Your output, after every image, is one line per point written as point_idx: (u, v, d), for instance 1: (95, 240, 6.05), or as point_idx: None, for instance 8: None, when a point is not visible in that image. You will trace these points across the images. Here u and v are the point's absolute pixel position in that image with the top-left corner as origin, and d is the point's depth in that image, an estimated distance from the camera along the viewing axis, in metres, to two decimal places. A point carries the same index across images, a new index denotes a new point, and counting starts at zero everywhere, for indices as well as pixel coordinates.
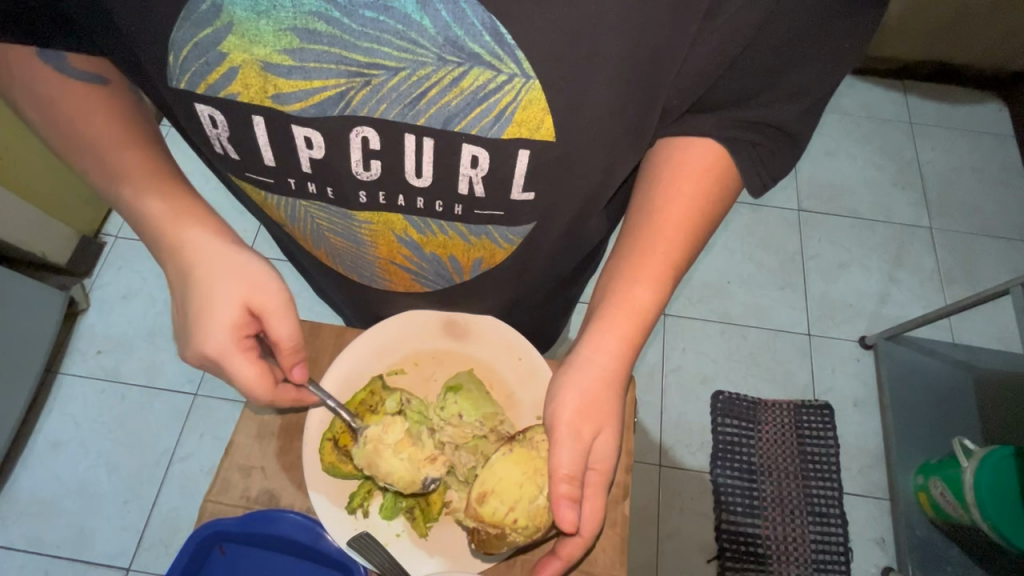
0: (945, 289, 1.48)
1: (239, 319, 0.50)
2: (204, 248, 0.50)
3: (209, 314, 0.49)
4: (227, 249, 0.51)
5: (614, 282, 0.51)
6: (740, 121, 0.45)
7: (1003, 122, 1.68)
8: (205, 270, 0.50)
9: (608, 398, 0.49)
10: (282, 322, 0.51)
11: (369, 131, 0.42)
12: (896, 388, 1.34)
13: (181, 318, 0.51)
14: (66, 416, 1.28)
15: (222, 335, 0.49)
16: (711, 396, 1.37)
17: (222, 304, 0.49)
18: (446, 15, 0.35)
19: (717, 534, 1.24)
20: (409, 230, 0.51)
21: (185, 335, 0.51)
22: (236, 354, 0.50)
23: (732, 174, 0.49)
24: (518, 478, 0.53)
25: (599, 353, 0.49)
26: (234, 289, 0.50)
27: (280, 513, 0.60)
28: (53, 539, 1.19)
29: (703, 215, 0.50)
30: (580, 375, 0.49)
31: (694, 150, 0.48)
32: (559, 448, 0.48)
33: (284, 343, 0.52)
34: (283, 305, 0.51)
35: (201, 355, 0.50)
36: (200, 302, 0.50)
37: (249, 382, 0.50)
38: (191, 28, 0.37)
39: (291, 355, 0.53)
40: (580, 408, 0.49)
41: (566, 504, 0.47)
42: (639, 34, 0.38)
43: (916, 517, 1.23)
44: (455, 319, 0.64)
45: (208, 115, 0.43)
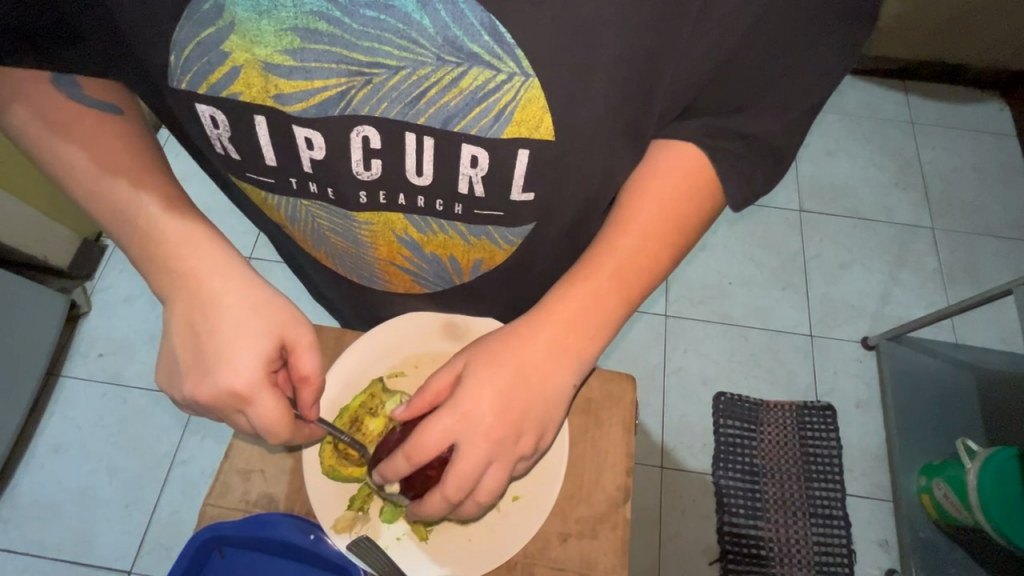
0: (946, 288, 1.48)
1: (267, 352, 0.45)
2: (221, 278, 0.46)
3: (234, 345, 0.44)
4: (246, 279, 0.47)
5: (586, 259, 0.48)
6: (724, 129, 0.44)
7: (1004, 122, 1.68)
8: (229, 301, 0.45)
9: (534, 355, 0.46)
10: (307, 356, 0.47)
11: (370, 130, 0.42)
12: (898, 388, 1.33)
13: (187, 354, 0.45)
14: (67, 419, 1.28)
15: (249, 373, 0.44)
16: (713, 397, 1.36)
17: (251, 335, 0.45)
18: (446, 16, 0.35)
19: (719, 536, 1.24)
20: (410, 230, 0.51)
21: (195, 370, 0.44)
22: (263, 389, 0.44)
23: (714, 186, 0.46)
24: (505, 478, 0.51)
25: (557, 308, 0.46)
26: (261, 321, 0.46)
27: (283, 516, 0.60)
28: (54, 543, 1.19)
29: (684, 215, 0.47)
30: (531, 319, 0.47)
31: (676, 154, 0.46)
32: (468, 379, 0.45)
33: (310, 377, 0.47)
34: (311, 338, 0.48)
35: (218, 392, 0.44)
36: (218, 334, 0.45)
37: (278, 419, 0.45)
38: (193, 28, 0.37)
39: (310, 391, 0.48)
40: (508, 350, 0.46)
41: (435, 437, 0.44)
42: (640, 34, 0.38)
43: (919, 519, 1.22)
44: (455, 321, 0.64)
45: (209, 115, 0.43)
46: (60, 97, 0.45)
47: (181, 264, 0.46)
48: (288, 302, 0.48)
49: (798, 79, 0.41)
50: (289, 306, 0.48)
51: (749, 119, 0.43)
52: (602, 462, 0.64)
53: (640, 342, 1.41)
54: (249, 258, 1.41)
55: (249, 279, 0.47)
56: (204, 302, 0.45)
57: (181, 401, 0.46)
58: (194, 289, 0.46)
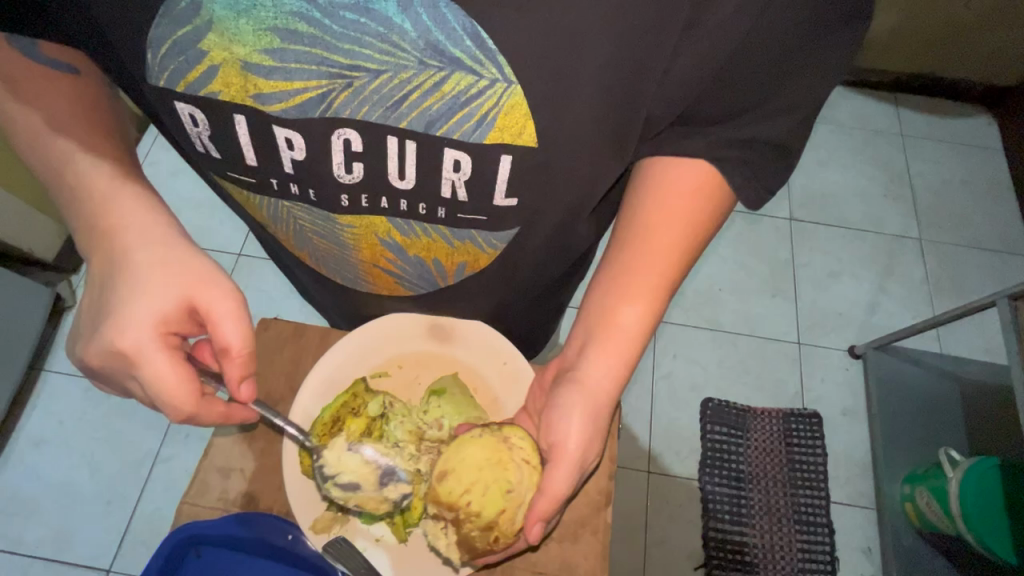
0: (933, 299, 1.49)
1: (166, 313, 0.45)
2: (138, 240, 0.46)
3: (130, 306, 0.44)
4: (170, 245, 0.47)
5: (591, 310, 0.52)
6: (728, 141, 0.45)
7: (992, 135, 1.70)
8: (141, 266, 0.45)
9: (598, 421, 0.50)
10: (230, 325, 0.47)
11: (351, 133, 0.42)
12: (884, 397, 1.34)
13: (95, 319, 0.46)
14: (49, 414, 1.27)
15: (145, 330, 0.44)
16: (702, 403, 1.37)
17: (152, 300, 0.45)
18: (427, 20, 0.35)
19: (704, 543, 1.24)
20: (393, 232, 0.51)
21: (96, 333, 0.45)
22: (159, 351, 0.44)
23: (726, 191, 0.49)
24: (479, 462, 0.53)
25: (602, 377, 0.50)
26: (169, 286, 0.45)
27: (235, 514, 0.60)
28: (32, 540, 1.18)
29: (693, 233, 0.50)
30: (584, 399, 0.50)
31: (682, 171, 0.48)
32: (551, 473, 0.49)
33: (226, 348, 0.47)
34: (229, 308, 0.47)
35: (113, 351, 0.44)
36: (122, 298, 0.45)
37: (173, 384, 0.44)
38: (171, 25, 0.37)
39: (236, 365, 0.47)
40: (579, 437, 0.49)
41: (538, 525, 0.49)
42: (621, 43, 0.38)
43: (901, 527, 1.23)
44: (441, 322, 0.64)
45: (188, 113, 0.43)
46: (45, 85, 0.46)
47: (107, 227, 0.47)
48: (216, 269, 0.48)
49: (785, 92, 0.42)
50: (211, 272, 0.48)
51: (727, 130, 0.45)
52: None
53: None
54: (238, 255, 1.40)
55: (176, 247, 0.47)
56: (115, 265, 0.46)
57: (92, 368, 0.47)
58: (111, 250, 0.46)
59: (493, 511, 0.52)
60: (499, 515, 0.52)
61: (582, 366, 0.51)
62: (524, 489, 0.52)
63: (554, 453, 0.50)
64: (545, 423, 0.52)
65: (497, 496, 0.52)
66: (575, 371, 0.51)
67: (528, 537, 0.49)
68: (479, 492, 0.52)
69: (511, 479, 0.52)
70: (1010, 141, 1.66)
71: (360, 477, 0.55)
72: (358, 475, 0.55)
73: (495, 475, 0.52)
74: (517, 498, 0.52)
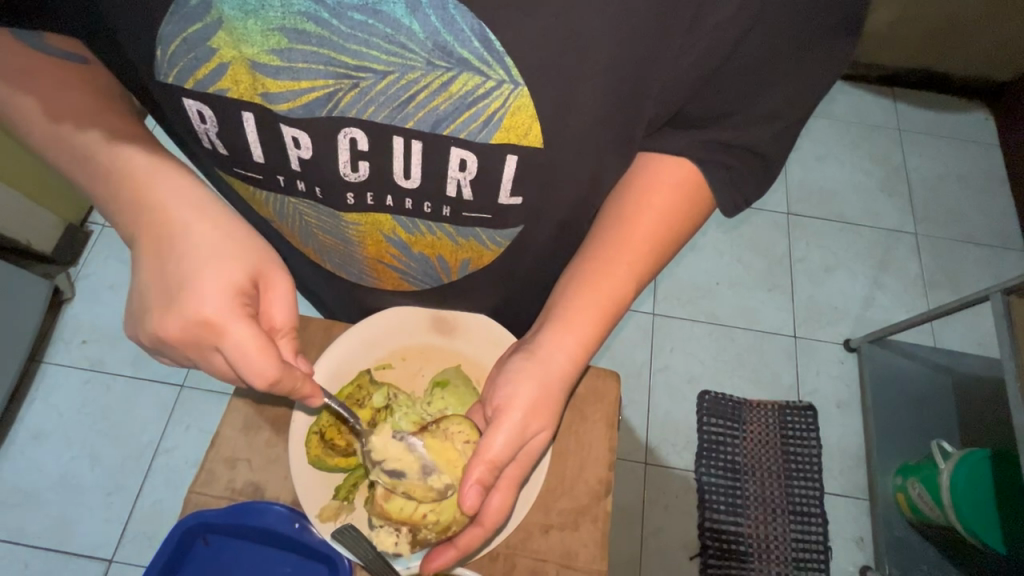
0: (928, 293, 1.50)
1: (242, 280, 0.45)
2: (207, 208, 0.46)
3: (203, 272, 0.44)
4: (230, 218, 0.47)
5: (553, 289, 0.54)
6: (709, 143, 0.47)
7: (989, 131, 1.70)
8: (211, 233, 0.45)
9: (548, 393, 0.50)
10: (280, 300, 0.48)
11: (357, 131, 0.42)
12: (877, 390, 1.36)
13: (163, 288, 0.44)
14: (50, 406, 1.28)
15: (223, 300, 0.44)
16: (699, 395, 1.39)
17: (227, 270, 0.44)
18: (436, 21, 0.35)
19: (700, 532, 1.26)
20: (398, 230, 0.51)
21: (164, 305, 0.43)
22: (237, 318, 0.43)
23: (705, 192, 0.50)
24: (425, 473, 0.52)
25: (554, 350, 0.51)
26: (239, 256, 0.46)
27: (225, 508, 0.60)
28: (34, 530, 1.19)
29: (674, 229, 0.51)
30: (534, 368, 0.50)
31: (665, 170, 0.49)
32: (494, 436, 0.48)
33: (281, 325, 0.48)
34: (287, 286, 0.48)
35: (187, 318, 0.43)
36: (191, 266, 0.44)
37: (256, 351, 0.43)
38: (180, 24, 0.37)
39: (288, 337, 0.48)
40: (524, 401, 0.49)
41: (473, 488, 0.47)
42: (627, 45, 0.38)
43: (893, 517, 1.25)
44: (443, 316, 0.65)
45: (196, 109, 0.43)
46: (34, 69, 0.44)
47: (174, 190, 0.46)
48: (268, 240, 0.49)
49: (783, 92, 0.43)
50: (270, 253, 0.49)
51: (726, 131, 0.45)
52: (586, 457, 0.66)
53: (628, 341, 1.43)
54: None
55: (239, 222, 0.48)
56: (174, 231, 0.45)
57: (152, 343, 0.45)
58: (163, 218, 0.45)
59: (450, 514, 0.53)
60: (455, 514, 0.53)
61: (535, 340, 0.52)
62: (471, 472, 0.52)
63: (499, 415, 0.49)
64: (492, 391, 0.52)
65: (452, 501, 0.53)
66: (528, 344, 0.52)
67: (463, 501, 0.47)
68: (431, 503, 0.53)
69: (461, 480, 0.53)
70: (1006, 136, 1.67)
71: (403, 464, 0.52)
72: (399, 462, 0.52)
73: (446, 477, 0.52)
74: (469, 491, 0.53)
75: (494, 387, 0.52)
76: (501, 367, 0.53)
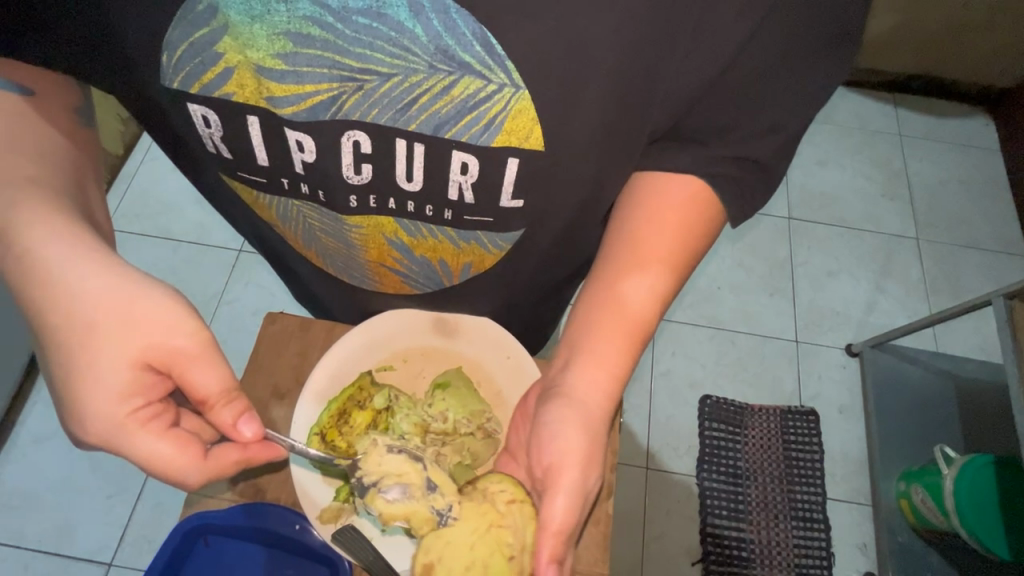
0: (930, 298, 1.50)
1: (128, 376, 0.42)
2: (90, 301, 0.42)
3: (88, 379, 0.42)
4: (122, 300, 0.42)
5: (576, 325, 0.53)
6: (715, 158, 0.47)
7: (990, 136, 1.71)
8: (98, 331, 0.42)
9: (594, 438, 0.49)
10: (201, 371, 0.45)
11: (360, 134, 0.43)
12: (880, 395, 1.36)
13: (62, 394, 0.43)
14: (52, 408, 1.28)
15: (114, 411, 0.42)
16: (700, 400, 1.38)
17: (106, 372, 0.42)
18: (438, 25, 0.36)
19: (702, 538, 1.25)
20: (400, 233, 0.51)
21: (71, 413, 0.43)
22: (139, 430, 0.43)
23: (714, 206, 0.50)
24: (468, 539, 0.50)
25: (592, 390, 0.50)
26: (124, 353, 0.42)
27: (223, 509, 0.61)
28: (35, 533, 1.19)
29: (687, 246, 0.51)
30: (576, 417, 0.49)
31: (674, 185, 0.50)
32: (551, 503, 0.47)
33: (209, 397, 0.46)
34: (192, 351, 0.45)
35: (95, 438, 0.43)
36: (74, 372, 0.42)
37: (171, 458, 0.44)
38: (186, 29, 0.38)
39: (221, 405, 0.47)
40: (574, 455, 0.48)
41: (549, 569, 0.46)
42: (628, 50, 0.39)
43: (896, 523, 1.25)
44: (445, 318, 0.65)
45: (201, 114, 0.44)
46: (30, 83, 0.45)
47: (55, 289, 0.42)
48: (154, 297, 0.44)
49: (783, 96, 0.43)
50: (173, 321, 0.44)
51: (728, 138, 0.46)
52: None
53: None
54: (240, 253, 1.43)
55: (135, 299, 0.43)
56: (48, 333, 0.42)
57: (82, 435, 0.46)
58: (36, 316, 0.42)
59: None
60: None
61: (568, 384, 0.51)
62: (521, 537, 0.49)
63: (551, 476, 0.48)
64: (536, 450, 0.50)
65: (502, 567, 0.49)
66: (561, 388, 0.51)
67: None
68: (478, 572, 0.49)
69: (506, 542, 0.49)
70: (1008, 141, 1.67)
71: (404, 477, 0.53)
72: (399, 475, 0.53)
73: (488, 541, 0.50)
74: (518, 558, 0.49)
75: (535, 442, 0.50)
76: (535, 418, 0.52)
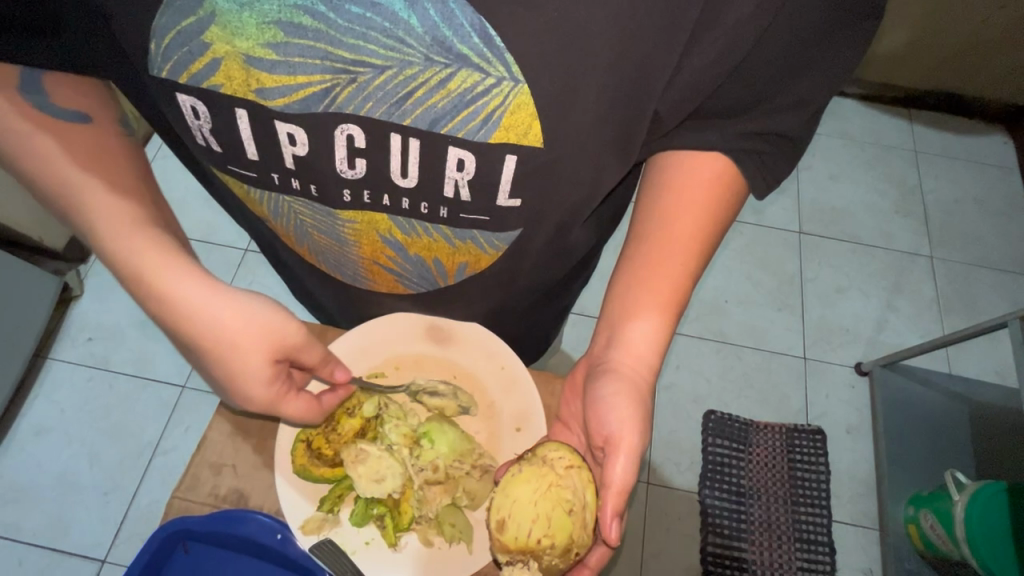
0: (943, 318, 1.47)
1: (268, 370, 0.48)
2: (217, 316, 0.45)
3: (238, 376, 0.48)
4: (206, 286, 0.45)
5: (612, 305, 0.51)
6: (741, 133, 0.45)
7: (1008, 154, 1.67)
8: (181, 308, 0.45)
9: (647, 408, 0.49)
10: (309, 350, 0.51)
11: (355, 127, 0.41)
12: (889, 415, 1.32)
13: (211, 380, 0.51)
14: (52, 403, 1.27)
15: (265, 395, 0.49)
16: (704, 414, 1.35)
17: (253, 372, 0.47)
18: (434, 15, 0.35)
19: (703, 557, 1.22)
20: (394, 232, 0.50)
21: (222, 390, 0.51)
22: (281, 400, 0.51)
23: (738, 181, 0.48)
24: (533, 497, 0.54)
25: (635, 360, 0.49)
26: (262, 354, 0.47)
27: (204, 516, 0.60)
28: (30, 527, 1.18)
29: (714, 221, 0.49)
30: (627, 387, 0.48)
31: (698, 163, 0.48)
32: (613, 466, 0.47)
33: (319, 359, 0.53)
34: (305, 336, 0.50)
35: (253, 411, 0.51)
36: (223, 372, 0.48)
37: (303, 408, 0.54)
38: (175, 16, 0.36)
39: (324, 366, 0.54)
40: (632, 423, 0.47)
41: (615, 521, 0.48)
42: (632, 44, 0.37)
43: (904, 549, 1.21)
44: (439, 325, 0.63)
45: (190, 105, 0.42)
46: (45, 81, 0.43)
47: (141, 280, 0.45)
48: (263, 301, 0.47)
49: (793, 84, 0.42)
50: (280, 315, 0.48)
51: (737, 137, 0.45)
52: None
53: None
54: (244, 252, 1.42)
55: (202, 281, 0.45)
56: (198, 348, 0.46)
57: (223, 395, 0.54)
58: (183, 332, 0.46)
59: (565, 535, 0.54)
60: (571, 536, 0.54)
61: (617, 357, 0.50)
62: (582, 496, 0.54)
63: (612, 444, 0.48)
64: (591, 422, 0.50)
65: (563, 521, 0.54)
66: (607, 363, 0.50)
67: (609, 535, 0.48)
68: (544, 524, 0.54)
69: (566, 497, 0.54)
70: None
71: (376, 468, 0.59)
72: (371, 469, 0.59)
73: (550, 499, 0.54)
74: (579, 513, 0.54)
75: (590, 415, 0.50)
76: (586, 391, 0.51)
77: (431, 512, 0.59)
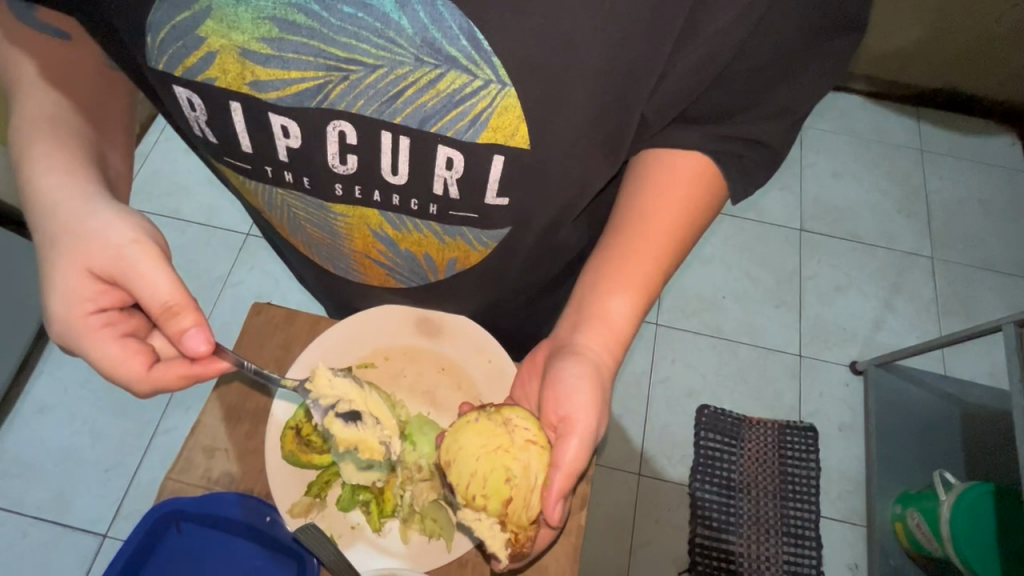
0: (941, 319, 1.47)
1: (78, 284, 0.44)
2: (55, 205, 0.45)
3: (52, 289, 0.44)
4: (62, 175, 0.45)
5: (584, 296, 0.52)
6: (722, 137, 0.46)
7: (1015, 156, 1.66)
8: (44, 201, 0.45)
9: (604, 391, 0.49)
10: (140, 283, 0.44)
11: (346, 125, 0.42)
12: (882, 415, 1.33)
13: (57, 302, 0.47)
14: (55, 379, 1.29)
15: (68, 314, 0.44)
16: (698, 409, 1.36)
17: (62, 281, 0.44)
18: (425, 18, 0.35)
19: (690, 547, 1.24)
20: (385, 226, 0.51)
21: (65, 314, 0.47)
22: (92, 334, 0.45)
23: (716, 184, 0.49)
24: (478, 451, 0.52)
25: (602, 349, 0.50)
26: (73, 261, 0.44)
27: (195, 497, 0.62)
28: (33, 501, 1.21)
29: (692, 220, 0.50)
30: (589, 371, 0.49)
31: (681, 164, 0.48)
32: (564, 448, 0.48)
33: (156, 305, 0.44)
34: (139, 265, 0.44)
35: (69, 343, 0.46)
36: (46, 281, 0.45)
37: (118, 359, 0.45)
38: (170, 11, 0.37)
39: (166, 318, 0.45)
40: (588, 406, 0.48)
41: (559, 503, 0.48)
42: (619, 49, 0.38)
43: (891, 546, 1.23)
44: (429, 318, 0.65)
45: (186, 97, 0.43)
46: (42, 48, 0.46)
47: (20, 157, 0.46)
48: (110, 213, 0.45)
49: (779, 89, 0.42)
50: (118, 231, 0.44)
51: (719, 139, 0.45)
52: None
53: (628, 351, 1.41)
54: (247, 237, 1.44)
55: (55, 162, 0.45)
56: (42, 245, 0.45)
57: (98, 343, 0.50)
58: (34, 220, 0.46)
59: (500, 502, 0.51)
60: (506, 504, 0.50)
61: (580, 340, 0.51)
62: (530, 471, 0.50)
63: (566, 425, 0.49)
64: (548, 402, 0.50)
65: (499, 491, 0.50)
66: (570, 345, 0.51)
67: (551, 516, 0.48)
68: (480, 483, 0.51)
69: (511, 467, 0.51)
70: None
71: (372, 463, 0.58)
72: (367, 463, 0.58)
73: (493, 461, 0.51)
74: (521, 486, 0.50)
75: (547, 395, 0.51)
76: (547, 368, 0.52)
77: (417, 506, 0.60)
